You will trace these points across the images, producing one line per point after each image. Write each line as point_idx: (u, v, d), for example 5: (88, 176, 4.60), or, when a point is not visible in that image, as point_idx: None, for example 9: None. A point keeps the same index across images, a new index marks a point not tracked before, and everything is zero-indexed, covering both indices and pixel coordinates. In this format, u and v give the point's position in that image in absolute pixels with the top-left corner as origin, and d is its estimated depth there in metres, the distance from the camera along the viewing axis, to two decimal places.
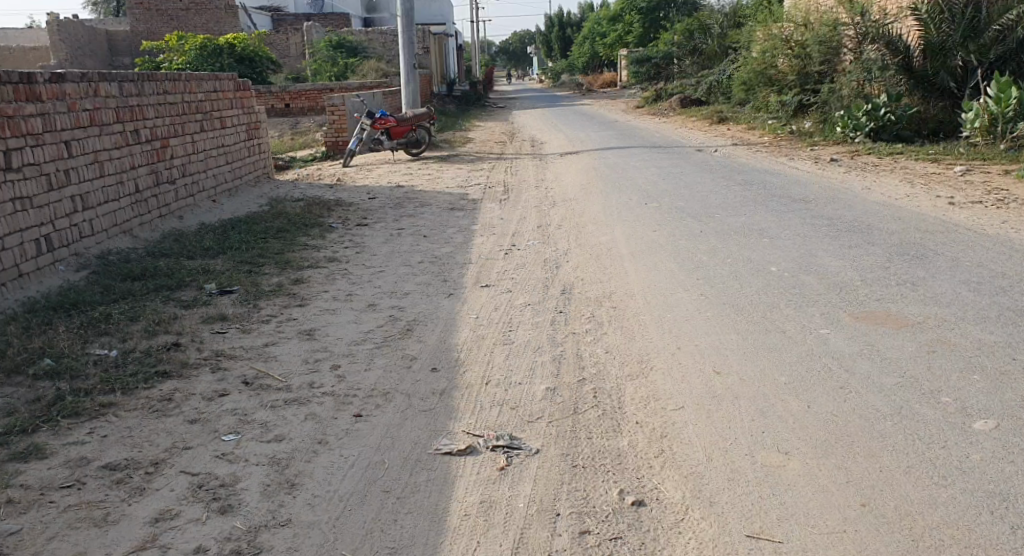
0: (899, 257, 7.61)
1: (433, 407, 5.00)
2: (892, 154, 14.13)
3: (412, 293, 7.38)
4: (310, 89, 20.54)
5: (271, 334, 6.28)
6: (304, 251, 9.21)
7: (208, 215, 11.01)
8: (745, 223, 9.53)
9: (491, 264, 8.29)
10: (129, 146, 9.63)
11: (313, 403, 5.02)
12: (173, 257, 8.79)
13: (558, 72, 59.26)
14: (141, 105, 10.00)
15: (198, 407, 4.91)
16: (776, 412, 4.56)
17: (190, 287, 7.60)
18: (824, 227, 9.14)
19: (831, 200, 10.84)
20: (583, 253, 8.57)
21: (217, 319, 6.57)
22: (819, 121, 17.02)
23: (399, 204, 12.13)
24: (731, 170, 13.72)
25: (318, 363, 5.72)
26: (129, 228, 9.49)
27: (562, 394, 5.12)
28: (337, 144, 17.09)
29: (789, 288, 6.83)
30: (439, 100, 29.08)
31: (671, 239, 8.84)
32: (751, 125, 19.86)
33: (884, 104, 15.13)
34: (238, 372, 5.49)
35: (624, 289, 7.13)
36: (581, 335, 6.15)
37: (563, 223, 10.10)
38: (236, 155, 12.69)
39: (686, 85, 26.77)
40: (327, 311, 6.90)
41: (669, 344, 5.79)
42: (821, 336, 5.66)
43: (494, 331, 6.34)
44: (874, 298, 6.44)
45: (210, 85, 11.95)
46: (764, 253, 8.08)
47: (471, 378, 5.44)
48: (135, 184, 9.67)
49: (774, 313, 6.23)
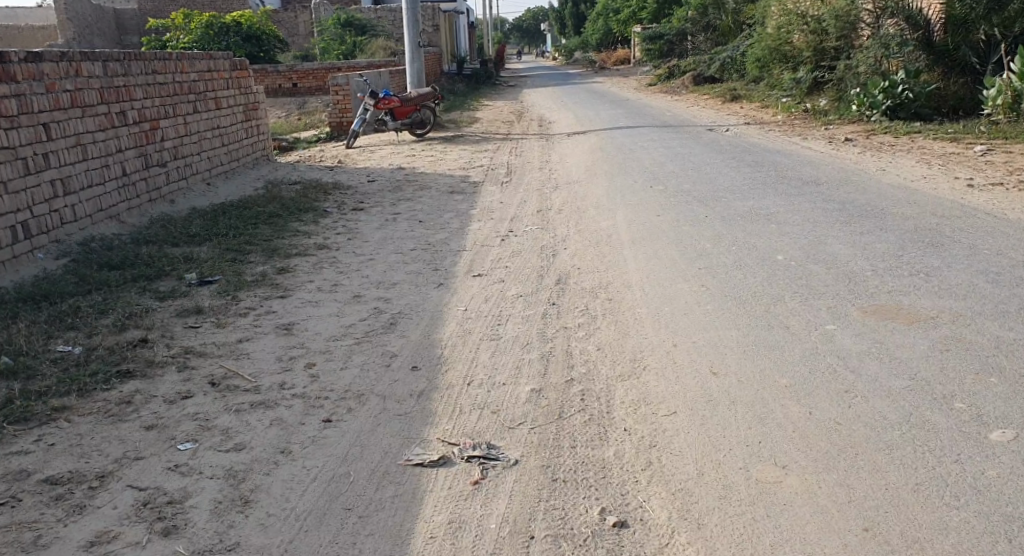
0: (913, 244, 7.22)
1: (409, 411, 4.67)
2: (909, 133, 13.66)
3: (400, 283, 7.04)
4: (317, 69, 20.15)
5: (247, 329, 5.96)
6: (295, 237, 8.89)
7: (201, 199, 10.68)
8: (753, 208, 9.13)
9: (486, 251, 7.94)
10: (115, 127, 9.31)
11: (281, 407, 4.71)
12: (157, 245, 8.48)
13: (572, 50, 58.56)
14: (128, 85, 9.65)
15: (156, 411, 4.60)
16: (776, 419, 4.20)
17: (170, 277, 7.28)
18: (837, 212, 8.74)
19: (844, 183, 10.43)
20: (583, 239, 8.19)
21: (191, 312, 6.25)
22: (834, 99, 16.54)
23: (397, 187, 11.80)
24: (742, 151, 13.28)
25: (292, 361, 5.39)
26: (116, 213, 9.17)
27: (547, 396, 4.77)
28: (341, 125, 16.73)
29: (796, 280, 6.45)
30: (449, 79, 28.63)
31: (676, 225, 8.47)
32: (763, 103, 19.38)
33: (903, 80, 14.67)
34: (206, 372, 5.17)
35: (622, 280, 6.78)
36: (572, 330, 5.79)
37: (564, 208, 9.74)
38: (233, 137, 12.34)
39: (699, 62, 26.24)
40: (309, 303, 6.57)
41: (665, 341, 5.42)
42: (826, 334, 5.29)
43: (482, 325, 5.99)
44: (885, 290, 6.06)
45: (205, 65, 11.59)
46: (771, 240, 7.69)
47: (453, 378, 5.10)
48: (122, 167, 9.35)
49: (777, 308, 5.85)
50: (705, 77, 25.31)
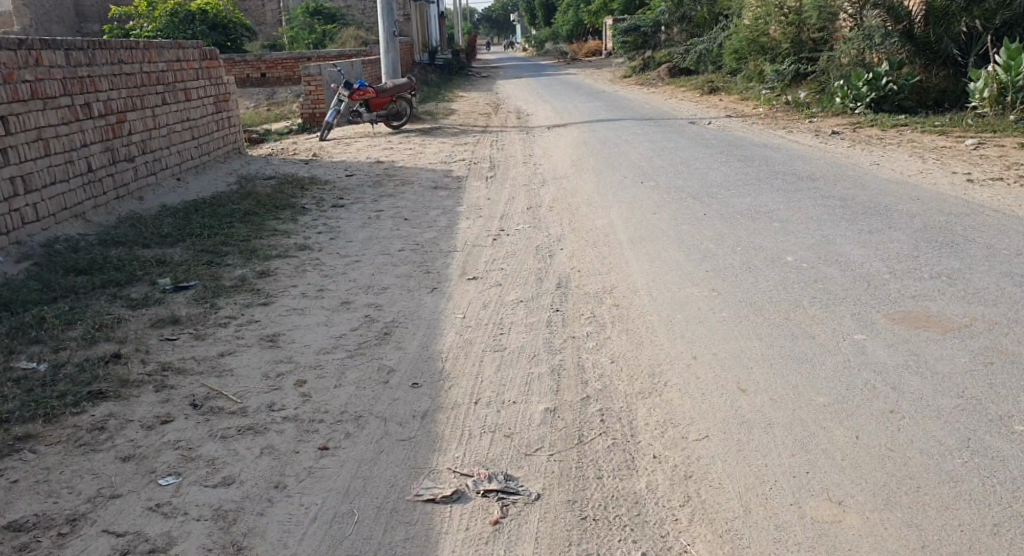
0: (927, 244, 6.89)
1: (413, 434, 4.26)
2: (896, 126, 13.38)
3: (391, 288, 6.61)
4: (286, 59, 19.62)
5: (228, 341, 5.52)
6: (273, 237, 8.42)
7: (171, 195, 10.17)
8: (751, 205, 8.77)
9: (478, 252, 7.54)
10: (79, 120, 8.79)
11: (271, 433, 4.28)
12: (127, 246, 7.98)
13: (543, 41, 58.14)
14: (93, 76, 9.12)
15: (132, 439, 4.16)
16: (820, 443, 3.87)
17: (142, 282, 6.80)
18: (839, 209, 8.37)
19: (840, 177, 10.12)
20: (578, 239, 7.80)
21: (166, 322, 5.79)
22: (816, 92, 16.26)
23: (377, 182, 11.35)
24: (729, 145, 12.93)
25: (280, 378, 4.96)
26: (81, 212, 8.65)
27: (563, 417, 4.37)
28: (314, 116, 16.25)
29: (812, 283, 6.08)
30: (422, 69, 28.09)
31: (674, 224, 8.10)
32: (743, 96, 18.88)
33: (886, 73, 14.39)
34: (186, 391, 4.74)
35: (627, 284, 6.39)
36: (581, 340, 5.39)
37: (555, 205, 9.33)
38: (203, 130, 11.80)
39: (674, 53, 25.90)
40: (294, 311, 6.13)
41: (683, 352, 5.05)
42: (857, 344, 4.91)
43: (483, 334, 5.58)
44: (909, 295, 5.71)
45: (173, 54, 11.06)
46: (777, 240, 7.32)
47: (458, 396, 4.70)
48: (87, 162, 8.83)
49: (797, 314, 5.46)
50: (681, 69, 24.97)
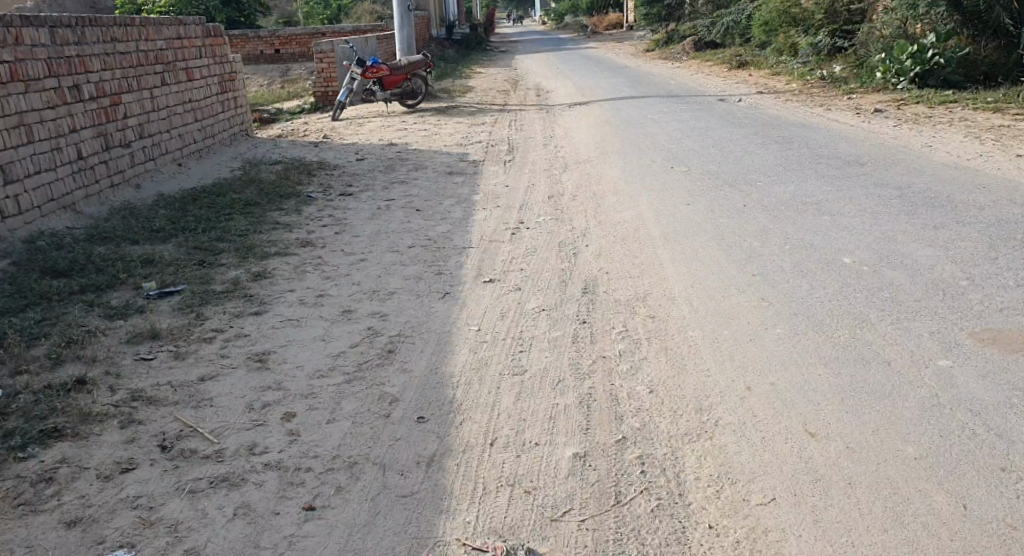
0: (1004, 243, 6.14)
1: (418, 490, 3.63)
2: (945, 103, 12.50)
3: (399, 292, 5.92)
4: (302, 34, 18.80)
5: (211, 361, 4.84)
6: (274, 231, 7.76)
7: (170, 182, 9.51)
8: (796, 194, 8.01)
9: (495, 249, 6.83)
10: (67, 104, 8.10)
11: (249, 486, 3.63)
12: (114, 243, 7.32)
13: (563, 14, 57.07)
14: (82, 55, 8.42)
15: (83, 495, 3.59)
16: (917, 515, 3.39)
17: (125, 286, 6.15)
18: (894, 199, 7.60)
19: (890, 161, 9.35)
20: (606, 234, 7.08)
21: (144, 336, 5.11)
22: (854, 66, 15.35)
23: (389, 166, 10.65)
24: (763, 125, 12.13)
25: (265, 411, 4.27)
26: (70, 203, 8.01)
27: (595, 467, 3.74)
28: (326, 95, 15.44)
29: (877, 292, 5.34)
30: (440, 45, 27.21)
31: (710, 217, 7.36)
32: (774, 69, 18.05)
33: (932, 45, 13.47)
34: (155, 428, 4.06)
35: (662, 290, 5.68)
36: (612, 361, 4.68)
37: (579, 193, 8.61)
38: (207, 111, 11.10)
39: (699, 26, 24.92)
40: (289, 323, 5.45)
41: (733, 380, 4.35)
42: (943, 372, 4.25)
43: (500, 351, 4.89)
44: (995, 308, 4.96)
45: (172, 31, 10.34)
46: (829, 236, 6.57)
47: (471, 434, 4.03)
48: (77, 149, 8.16)
49: (866, 332, 4.74)
50: (707, 42, 23.99)
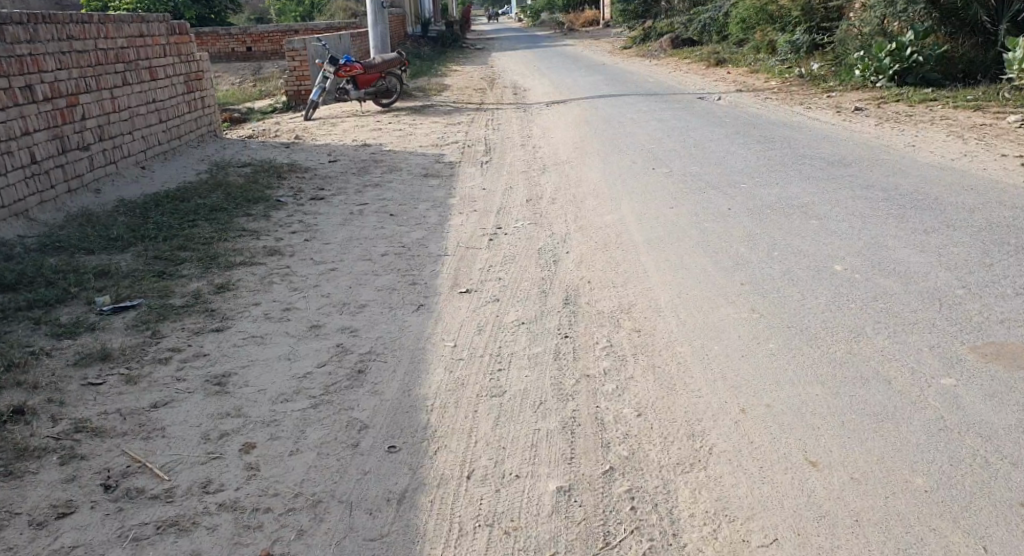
0: (999, 248, 5.88)
1: (386, 533, 3.34)
2: (926, 101, 12.29)
3: (370, 305, 5.59)
4: (274, 31, 18.50)
5: (166, 386, 4.49)
6: (240, 238, 7.41)
7: (132, 186, 9.12)
8: (780, 197, 7.74)
9: (472, 256, 6.51)
10: (18, 105, 7.71)
11: (200, 531, 3.35)
12: (70, 252, 6.96)
13: (539, 11, 56.84)
14: (35, 54, 8.02)
15: (13, 547, 3.31)
16: None
17: (77, 300, 5.79)
18: (882, 202, 7.34)
19: (874, 161, 9.11)
20: (586, 240, 6.77)
21: (94, 358, 4.76)
22: (831, 64, 15.13)
23: (361, 168, 10.31)
24: (744, 124, 11.86)
25: (223, 441, 3.95)
26: (23, 210, 7.62)
27: (581, 503, 3.45)
28: (299, 94, 15.05)
29: (872, 303, 5.05)
30: (414, 43, 26.87)
31: (693, 221, 7.06)
32: (752, 67, 17.81)
33: (910, 42, 13.25)
34: (99, 464, 3.76)
35: (645, 301, 5.38)
36: (597, 381, 4.35)
37: (558, 196, 8.31)
38: (172, 112, 10.71)
39: (675, 23, 24.65)
40: (252, 340, 5.10)
41: (726, 400, 4.06)
42: (948, 393, 3.97)
43: (477, 370, 4.56)
44: (997, 321, 4.69)
45: (133, 29, 9.94)
46: (817, 242, 6.29)
47: (447, 465, 3.72)
48: (30, 153, 7.77)
49: (863, 347, 4.45)
50: (683, 40, 23.73)
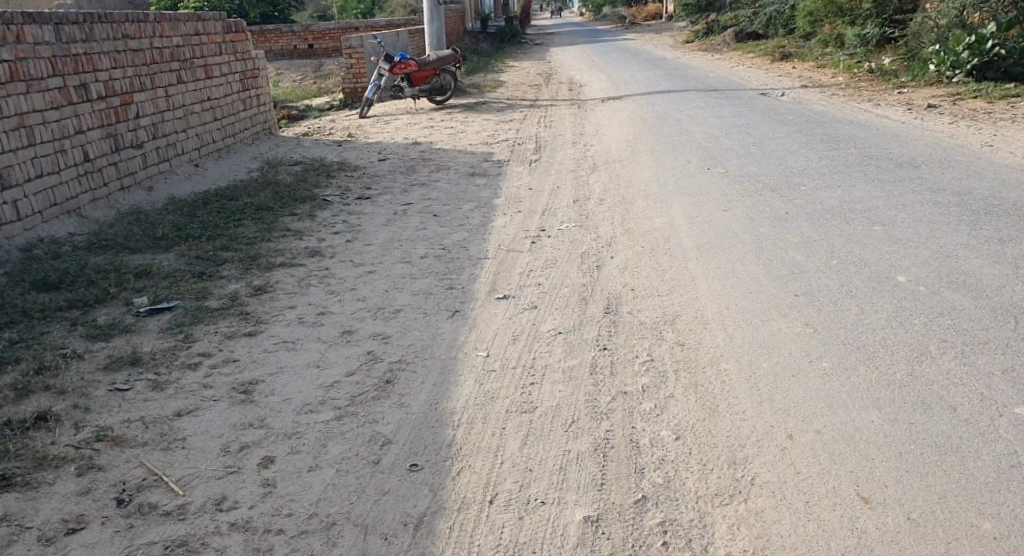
0: None
1: None
2: (1005, 98, 11.73)
3: (405, 310, 5.43)
4: (335, 29, 18.50)
5: (192, 394, 4.36)
6: (284, 239, 7.30)
7: (184, 184, 9.09)
8: (842, 199, 7.41)
9: (514, 260, 6.32)
10: (73, 104, 7.66)
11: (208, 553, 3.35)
12: (115, 251, 6.91)
13: (600, 5, 56.37)
14: (90, 52, 7.97)
15: None
16: None
17: (116, 301, 5.73)
18: (953, 207, 6.97)
19: (944, 163, 8.69)
20: (633, 244, 6.53)
21: (124, 362, 4.67)
22: (904, 59, 14.58)
23: (411, 167, 10.18)
24: (807, 122, 11.46)
25: (242, 454, 3.84)
26: (76, 208, 7.58)
27: (609, 536, 3.37)
28: (356, 91, 15.01)
29: (940, 318, 4.74)
30: (473, 39, 26.74)
31: (747, 225, 6.78)
32: (818, 61, 17.29)
33: (992, 34, 12.65)
34: (116, 476, 3.73)
35: (692, 311, 5.15)
36: (635, 398, 4.13)
37: (608, 197, 8.07)
38: (227, 109, 10.67)
39: (741, 16, 24.14)
40: (284, 346, 4.95)
41: (771, 424, 3.86)
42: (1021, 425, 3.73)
43: (510, 383, 4.37)
44: None
45: (189, 27, 9.90)
46: (882, 249, 5.98)
47: (470, 489, 3.61)
48: (84, 151, 7.72)
49: (926, 368, 4.17)
50: (748, 33, 23.18)
